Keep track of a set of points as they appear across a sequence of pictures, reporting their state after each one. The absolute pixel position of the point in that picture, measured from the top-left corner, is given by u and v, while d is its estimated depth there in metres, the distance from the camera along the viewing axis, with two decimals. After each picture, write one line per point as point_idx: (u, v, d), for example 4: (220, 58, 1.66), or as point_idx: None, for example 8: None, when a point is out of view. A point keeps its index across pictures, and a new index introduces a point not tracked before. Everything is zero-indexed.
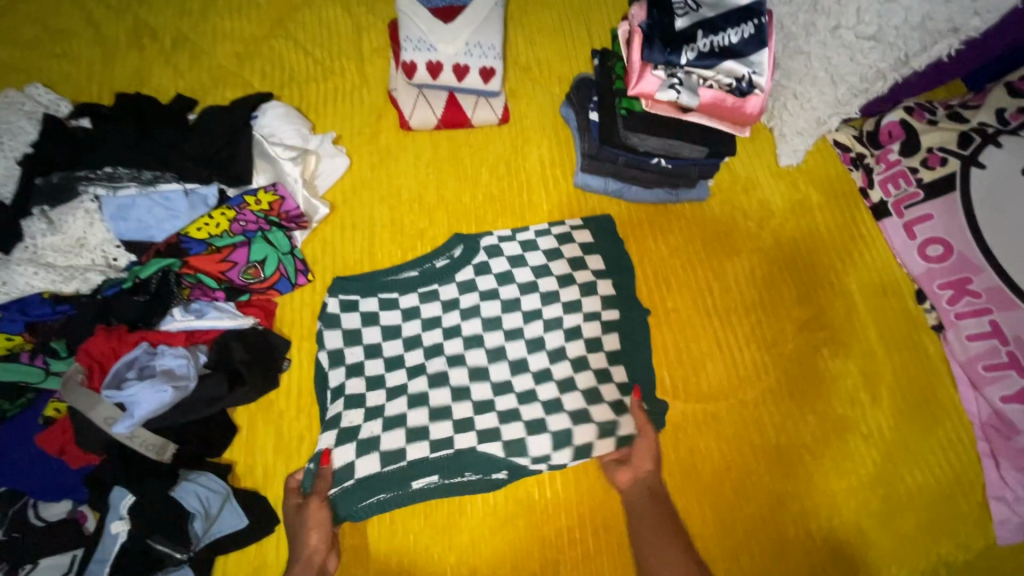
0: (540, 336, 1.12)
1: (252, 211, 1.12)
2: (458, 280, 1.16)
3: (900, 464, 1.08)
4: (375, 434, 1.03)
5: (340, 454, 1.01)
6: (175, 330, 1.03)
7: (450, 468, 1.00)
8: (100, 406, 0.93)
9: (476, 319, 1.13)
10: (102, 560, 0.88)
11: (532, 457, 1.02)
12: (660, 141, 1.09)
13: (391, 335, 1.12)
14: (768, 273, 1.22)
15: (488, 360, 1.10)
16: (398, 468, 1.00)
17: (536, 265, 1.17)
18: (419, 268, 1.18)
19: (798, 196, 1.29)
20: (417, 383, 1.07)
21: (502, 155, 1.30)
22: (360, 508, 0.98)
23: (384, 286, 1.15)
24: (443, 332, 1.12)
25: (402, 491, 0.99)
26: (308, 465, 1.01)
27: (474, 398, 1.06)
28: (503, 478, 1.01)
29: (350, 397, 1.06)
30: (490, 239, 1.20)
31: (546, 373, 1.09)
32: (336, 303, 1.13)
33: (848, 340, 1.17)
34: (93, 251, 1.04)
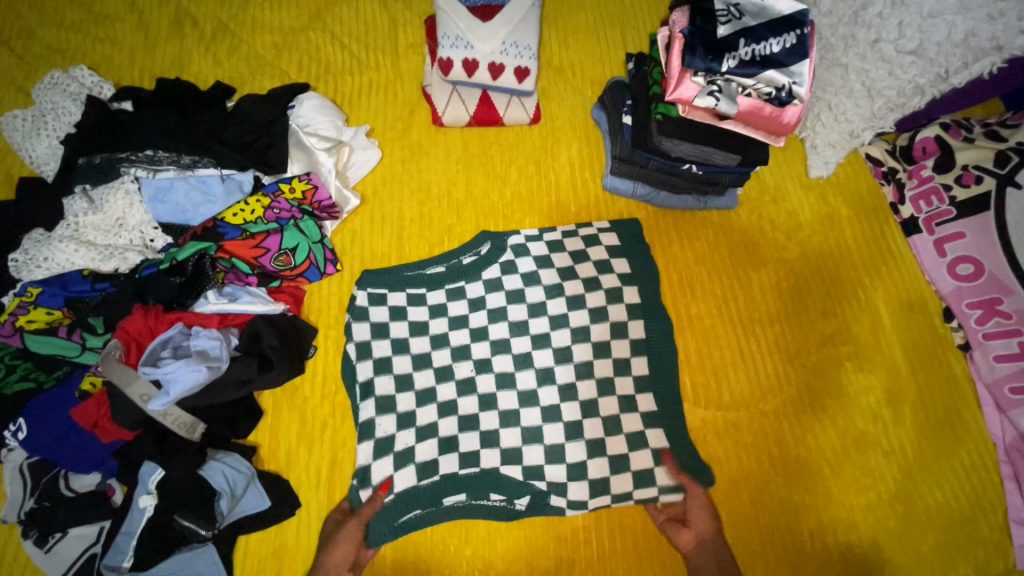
0: (566, 346, 1.12)
1: (286, 199, 1.15)
2: (484, 278, 1.17)
3: (920, 483, 1.07)
4: (408, 445, 1.04)
5: (374, 462, 1.02)
6: (209, 313, 1.05)
7: (477, 488, 1.02)
8: (136, 383, 0.95)
9: (503, 323, 1.14)
10: (130, 533, 0.91)
11: (550, 484, 1.03)
12: (692, 147, 1.09)
13: (418, 331, 1.13)
14: (794, 284, 1.22)
15: (515, 368, 1.10)
16: (431, 483, 1.02)
17: (561, 268, 1.18)
18: (446, 264, 1.19)
19: (827, 208, 1.29)
20: (445, 388, 1.08)
21: (532, 155, 1.31)
22: (394, 527, 0.99)
23: (413, 281, 1.16)
24: (470, 334, 1.13)
25: (434, 508, 1.00)
26: (351, 483, 1.01)
27: (500, 408, 1.07)
28: (523, 506, 1.01)
29: (381, 400, 1.06)
30: (516, 238, 1.21)
31: (571, 392, 1.09)
32: (364, 296, 1.14)
33: (872, 356, 1.16)
34: (131, 231, 1.07)
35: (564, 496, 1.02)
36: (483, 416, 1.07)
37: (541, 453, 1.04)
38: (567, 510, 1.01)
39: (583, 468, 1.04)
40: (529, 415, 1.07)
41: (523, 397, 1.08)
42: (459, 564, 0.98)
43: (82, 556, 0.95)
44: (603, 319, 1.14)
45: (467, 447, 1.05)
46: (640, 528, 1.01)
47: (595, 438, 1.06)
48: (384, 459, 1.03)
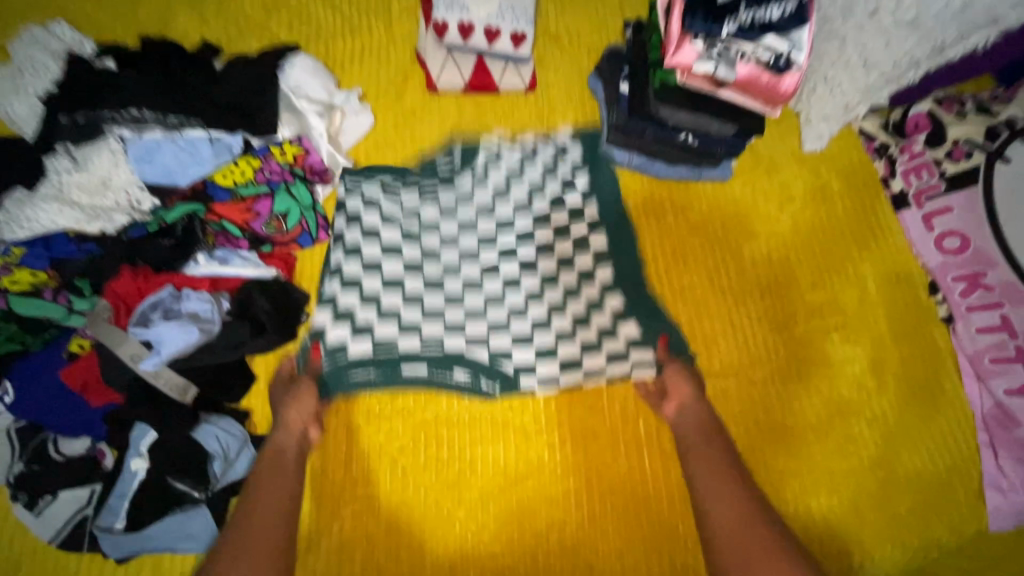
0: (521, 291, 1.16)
1: (277, 162, 1.12)
2: (456, 185, 1.24)
3: (900, 450, 1.10)
4: (370, 322, 1.09)
5: (331, 326, 1.07)
6: (199, 275, 1.04)
7: (440, 361, 1.08)
8: (127, 343, 0.94)
9: (483, 349, 1.10)
10: (122, 494, 0.92)
11: (518, 365, 1.10)
12: (690, 116, 1.09)
13: (411, 362, 1.07)
14: (784, 256, 1.23)
15: (487, 330, 1.12)
16: (390, 356, 1.07)
17: (517, 158, 1.26)
18: (420, 163, 1.25)
19: (820, 181, 1.29)
20: (411, 280, 1.14)
21: (528, 123, 1.29)
22: (352, 375, 1.05)
23: (387, 172, 1.22)
24: (446, 324, 1.11)
25: (393, 377, 1.06)
26: (302, 346, 1.06)
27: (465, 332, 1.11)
28: (491, 388, 1.08)
29: (358, 323, 1.09)
30: (484, 154, 1.26)
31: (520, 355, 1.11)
32: (343, 189, 1.19)
33: (859, 326, 1.18)
34: (117, 192, 1.02)
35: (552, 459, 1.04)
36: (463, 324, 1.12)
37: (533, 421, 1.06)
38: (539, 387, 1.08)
39: (577, 432, 1.06)
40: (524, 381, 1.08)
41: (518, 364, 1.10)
42: (452, 525, 1.00)
43: (74, 519, 0.94)
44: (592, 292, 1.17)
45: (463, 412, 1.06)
46: (630, 493, 1.03)
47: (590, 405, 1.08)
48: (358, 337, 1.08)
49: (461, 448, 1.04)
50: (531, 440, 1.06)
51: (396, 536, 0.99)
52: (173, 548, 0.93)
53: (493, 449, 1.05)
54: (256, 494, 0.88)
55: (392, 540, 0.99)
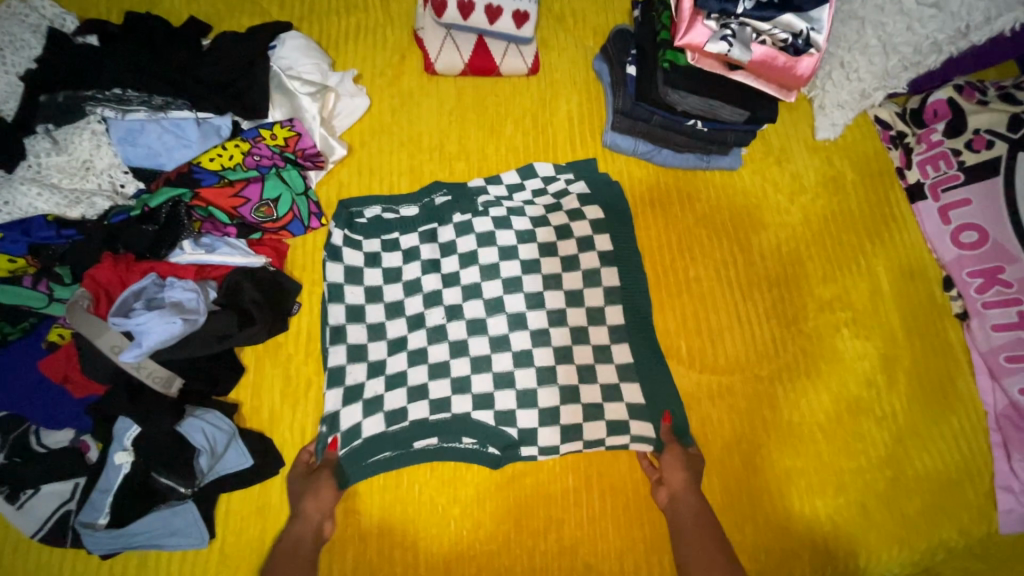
0: (517, 279, 1.09)
1: (267, 145, 1.08)
2: (455, 221, 1.13)
3: (910, 450, 1.07)
4: (378, 394, 1.02)
5: (343, 409, 1.00)
6: (185, 264, 0.99)
7: (449, 432, 1.00)
8: (107, 334, 0.89)
9: (490, 411, 1.02)
10: (106, 488, 0.89)
11: (519, 431, 1.01)
12: (699, 100, 1.03)
13: (418, 432, 1.00)
14: (795, 248, 1.19)
15: (494, 387, 1.03)
16: (400, 428, 1.00)
17: (510, 184, 1.17)
18: (419, 204, 1.15)
19: (832, 171, 1.25)
20: (416, 336, 1.05)
21: (530, 108, 1.24)
22: (367, 464, 0.98)
23: (386, 228, 1.13)
24: (452, 385, 1.02)
25: (404, 451, 0.99)
26: (321, 429, 0.99)
27: (473, 391, 1.02)
28: (495, 451, 1.00)
29: (372, 364, 1.04)
30: (485, 197, 1.15)
31: (531, 396, 1.03)
32: (340, 235, 1.10)
33: (870, 322, 1.14)
34: (99, 176, 0.99)
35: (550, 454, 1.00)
36: (474, 377, 1.03)
37: (531, 419, 1.02)
38: (539, 457, 1.00)
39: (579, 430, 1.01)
40: (523, 376, 1.04)
41: (519, 358, 1.04)
42: (447, 524, 0.97)
43: (56, 514, 0.91)
44: (596, 281, 1.10)
45: (460, 409, 1.01)
46: (631, 493, 1.00)
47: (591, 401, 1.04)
48: (354, 405, 1.01)
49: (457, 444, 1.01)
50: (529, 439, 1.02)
51: (389, 533, 0.96)
52: (158, 545, 0.90)
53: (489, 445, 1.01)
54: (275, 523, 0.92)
55: (385, 537, 0.96)
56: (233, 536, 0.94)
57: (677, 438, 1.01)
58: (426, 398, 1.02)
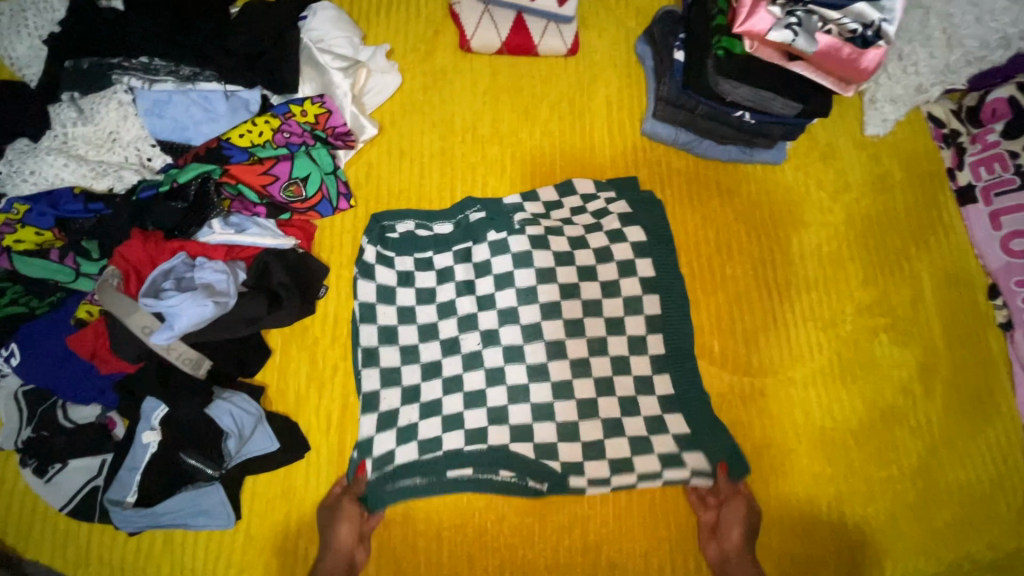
0: (555, 303, 1.04)
1: (298, 122, 1.05)
2: (489, 240, 1.07)
3: (943, 461, 1.05)
4: (412, 423, 0.98)
5: (376, 435, 0.97)
6: (214, 244, 0.96)
7: (485, 462, 0.96)
8: (138, 314, 0.88)
9: (525, 405, 0.99)
10: (134, 466, 0.89)
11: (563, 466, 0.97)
12: (752, 92, 0.99)
13: (451, 424, 0.98)
14: (837, 249, 1.15)
15: (529, 379, 1.00)
16: (434, 457, 0.96)
17: (547, 201, 1.11)
18: (453, 221, 1.10)
19: (879, 170, 1.19)
20: (452, 362, 1.02)
21: (567, 91, 1.20)
22: (394, 490, 0.95)
23: (419, 245, 1.08)
24: (488, 415, 0.99)
25: (437, 479, 0.95)
26: (353, 453, 0.96)
27: (511, 424, 0.99)
28: (541, 487, 0.96)
29: (406, 389, 1.00)
30: (522, 214, 1.09)
31: (572, 432, 0.99)
32: (373, 252, 1.06)
33: (910, 329, 1.11)
34: (126, 148, 0.96)
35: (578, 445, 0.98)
36: (511, 409, 0.99)
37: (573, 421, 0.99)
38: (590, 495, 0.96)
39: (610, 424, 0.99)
40: (557, 368, 1.01)
41: (552, 349, 1.02)
42: (472, 515, 0.97)
43: (83, 489, 0.92)
44: (631, 275, 1.07)
45: (497, 442, 0.97)
46: (658, 492, 0.99)
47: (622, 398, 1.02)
48: (387, 432, 0.98)
49: None
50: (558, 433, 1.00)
51: (414, 522, 0.96)
52: (185, 524, 0.90)
53: None
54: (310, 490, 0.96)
55: (410, 526, 0.96)
56: (258, 518, 0.94)
57: (705, 437, 1.00)
58: (462, 428, 0.98)
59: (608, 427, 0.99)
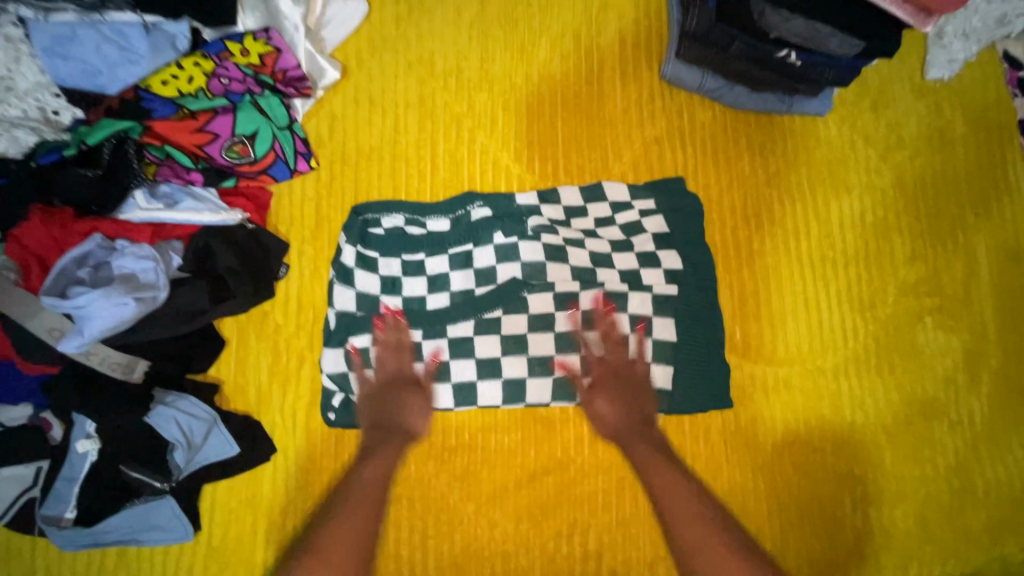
0: (572, 335, 0.89)
1: (236, 64, 0.84)
2: (495, 243, 0.90)
3: (983, 457, 0.94)
4: None
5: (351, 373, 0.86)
6: (139, 222, 0.79)
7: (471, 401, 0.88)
8: (42, 316, 0.72)
9: (521, 358, 0.88)
10: (72, 478, 0.78)
11: (551, 398, 0.88)
12: (805, 24, 0.79)
13: (437, 377, 0.87)
14: (882, 219, 0.99)
15: (527, 329, 0.89)
16: None
17: (569, 205, 0.94)
18: (451, 216, 0.92)
19: (939, 122, 1.01)
20: (438, 348, 0.88)
21: (570, 23, 1.00)
22: None
23: (409, 245, 0.90)
24: (478, 368, 0.88)
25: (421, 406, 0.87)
26: (326, 380, 0.87)
27: (503, 377, 0.88)
28: (534, 402, 0.88)
29: None
30: (537, 218, 0.91)
31: (568, 390, 0.88)
32: (352, 254, 0.89)
33: (959, 311, 0.97)
34: (22, 99, 0.73)
35: (577, 427, 0.89)
36: (504, 361, 0.88)
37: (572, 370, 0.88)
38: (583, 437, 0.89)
39: None
40: (564, 365, 0.88)
41: (562, 342, 0.89)
42: (459, 521, 0.87)
43: (19, 501, 0.78)
44: (653, 263, 0.92)
45: (487, 400, 0.88)
46: None
47: None
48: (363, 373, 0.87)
49: (473, 434, 0.89)
50: (556, 429, 0.89)
51: (395, 529, 0.86)
52: (137, 541, 0.80)
53: (508, 438, 0.89)
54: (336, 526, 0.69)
55: (390, 534, 0.86)
56: (221, 528, 0.83)
57: (702, 418, 0.91)
58: (449, 382, 0.87)
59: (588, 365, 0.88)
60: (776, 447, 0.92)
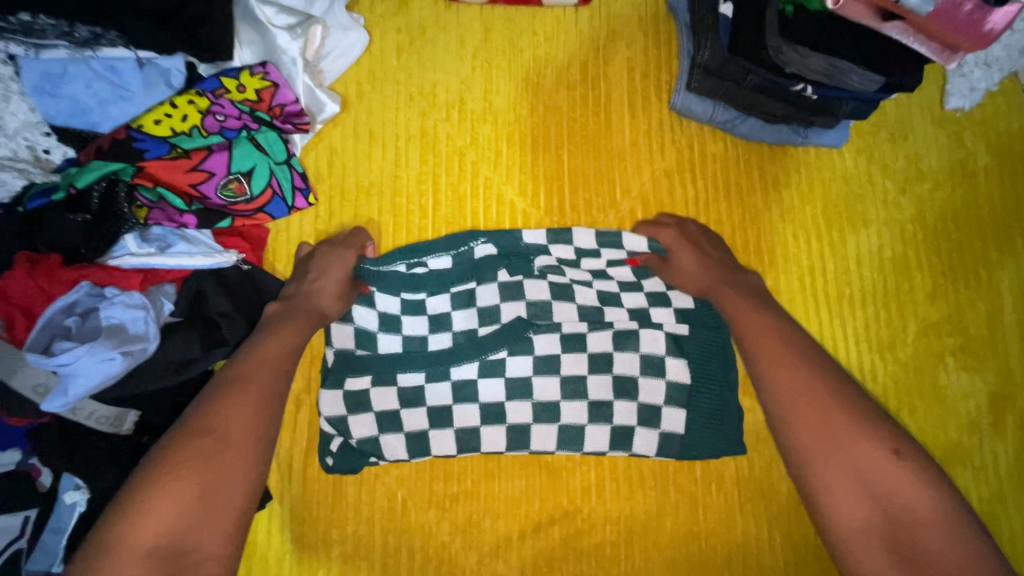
0: (581, 379, 0.85)
1: (232, 100, 0.82)
2: (498, 280, 0.87)
3: (1010, 506, 0.89)
4: (394, 411, 0.84)
5: (350, 416, 0.84)
6: (129, 269, 0.76)
7: (473, 447, 0.84)
8: (26, 372, 0.70)
9: (526, 402, 0.84)
10: (58, 530, 0.74)
11: (557, 443, 0.85)
12: (825, 61, 0.75)
13: (439, 421, 0.84)
14: (901, 254, 0.95)
15: (533, 372, 0.85)
16: (423, 454, 0.84)
17: (581, 247, 0.89)
18: (453, 253, 0.88)
19: (960, 154, 0.98)
20: (440, 391, 0.84)
21: (577, 53, 0.97)
22: (372, 444, 0.84)
23: (411, 285, 0.87)
24: (481, 413, 0.84)
25: (422, 450, 0.84)
26: (324, 424, 0.84)
27: (507, 422, 0.84)
28: (539, 448, 0.85)
29: (382, 416, 0.84)
30: (545, 259, 0.89)
31: (577, 435, 0.84)
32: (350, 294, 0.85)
33: (982, 351, 0.93)
34: (12, 138, 0.73)
35: (586, 471, 0.86)
36: (509, 406, 0.84)
37: (580, 414, 0.85)
38: (592, 481, 0.86)
39: (629, 436, 0.85)
40: (571, 411, 0.84)
41: (569, 388, 0.85)
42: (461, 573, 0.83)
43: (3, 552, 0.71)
44: (664, 302, 0.89)
45: (490, 445, 0.84)
46: (674, 547, 0.84)
47: (644, 456, 0.85)
48: (362, 416, 0.84)
49: (475, 480, 0.85)
50: (562, 478, 0.86)
51: None
52: None
53: (512, 485, 0.85)
54: (226, 404, 0.69)
55: None
56: None
57: (714, 466, 0.87)
58: (451, 427, 0.84)
59: (596, 409, 0.85)
60: (793, 496, 0.87)
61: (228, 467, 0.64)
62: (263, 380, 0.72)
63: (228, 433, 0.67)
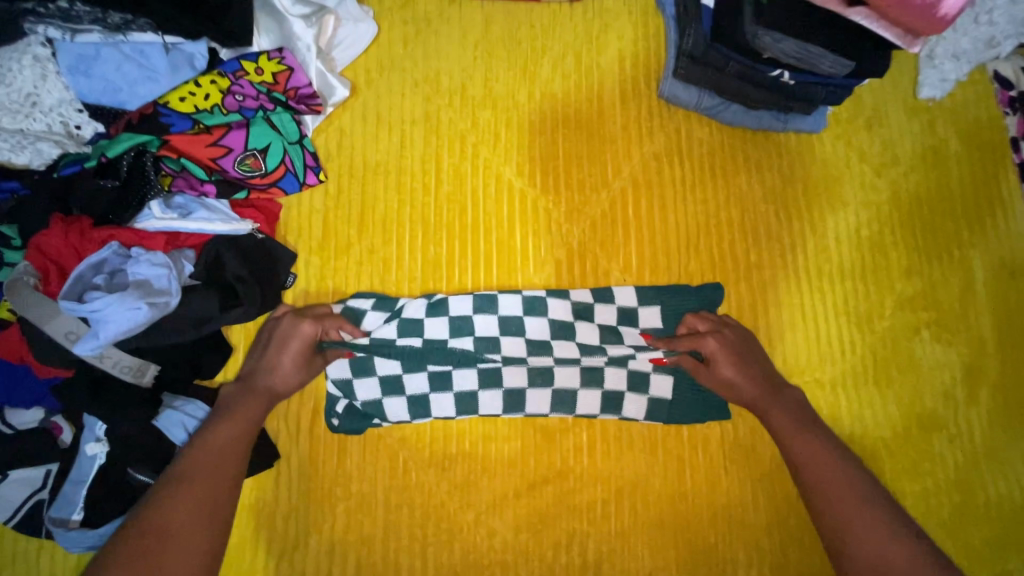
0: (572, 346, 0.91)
1: (251, 82, 0.89)
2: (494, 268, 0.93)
3: (984, 472, 0.93)
4: (397, 374, 0.89)
5: (356, 379, 0.89)
6: (154, 231, 0.83)
7: (471, 408, 0.89)
8: (60, 319, 0.76)
9: (521, 366, 0.90)
10: (80, 481, 0.79)
11: (551, 404, 0.90)
12: (796, 45, 0.82)
13: (439, 384, 0.89)
14: (877, 234, 1.00)
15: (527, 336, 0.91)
16: (424, 414, 0.89)
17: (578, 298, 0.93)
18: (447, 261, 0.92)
19: (932, 141, 1.04)
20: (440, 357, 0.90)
21: (571, 45, 1.03)
22: (375, 405, 0.89)
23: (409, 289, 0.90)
24: (480, 376, 0.89)
25: (423, 411, 0.89)
26: (331, 387, 0.89)
27: (503, 385, 0.90)
28: (534, 410, 0.90)
29: (386, 380, 0.89)
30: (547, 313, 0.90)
31: (568, 396, 0.90)
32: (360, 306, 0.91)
33: (955, 324, 0.98)
34: (47, 113, 0.76)
35: (579, 433, 0.91)
36: (505, 370, 0.90)
37: (572, 378, 0.91)
38: (583, 442, 0.90)
39: (619, 400, 0.91)
40: (564, 375, 0.90)
41: (562, 353, 0.90)
42: (459, 529, 0.87)
43: (28, 502, 0.79)
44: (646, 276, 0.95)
45: (487, 407, 0.89)
46: (661, 506, 0.88)
47: (632, 419, 0.91)
48: (366, 379, 0.89)
49: (473, 441, 0.90)
50: (555, 439, 0.90)
51: (395, 535, 0.87)
52: None
53: (508, 446, 0.90)
54: (172, 499, 0.70)
55: (390, 541, 0.86)
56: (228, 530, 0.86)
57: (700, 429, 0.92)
58: (451, 390, 0.89)
59: (585, 372, 0.91)
60: (775, 458, 0.91)
61: (175, 556, 0.66)
62: (210, 466, 0.74)
63: (170, 525, 0.68)
